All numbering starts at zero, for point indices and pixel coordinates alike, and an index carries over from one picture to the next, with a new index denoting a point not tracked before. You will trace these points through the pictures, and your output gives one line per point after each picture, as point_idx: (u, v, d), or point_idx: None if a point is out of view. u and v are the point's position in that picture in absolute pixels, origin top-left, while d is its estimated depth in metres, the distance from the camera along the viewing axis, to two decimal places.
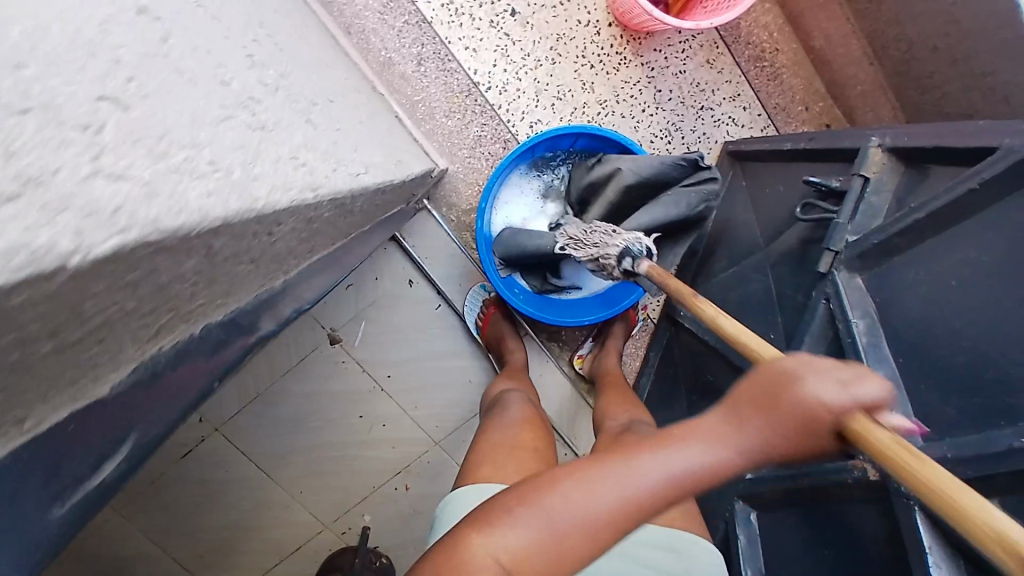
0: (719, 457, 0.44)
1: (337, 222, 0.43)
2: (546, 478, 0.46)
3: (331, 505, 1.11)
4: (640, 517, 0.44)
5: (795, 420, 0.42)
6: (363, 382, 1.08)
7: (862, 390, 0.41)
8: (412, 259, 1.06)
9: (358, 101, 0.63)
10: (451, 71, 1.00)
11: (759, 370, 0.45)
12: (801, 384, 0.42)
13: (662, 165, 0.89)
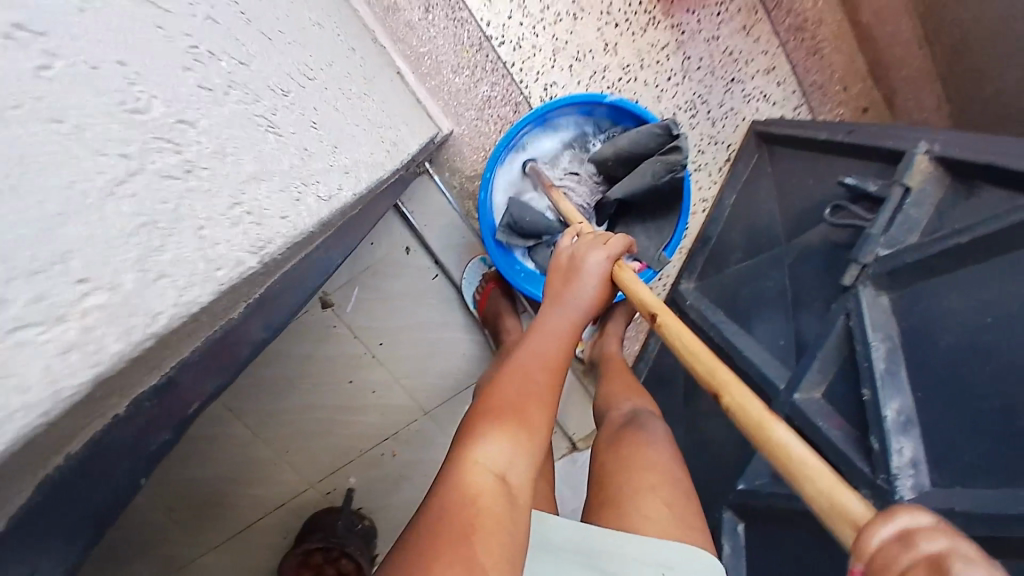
0: (572, 322, 0.60)
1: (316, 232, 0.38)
2: (483, 405, 0.51)
3: (319, 464, 1.10)
4: (556, 384, 0.54)
5: (592, 279, 0.64)
6: (354, 348, 1.04)
7: (610, 245, 0.66)
8: (411, 226, 1.00)
9: (354, 65, 0.56)
10: (462, 20, 0.91)
11: (554, 265, 0.67)
12: (586, 257, 0.65)
13: (637, 134, 0.86)
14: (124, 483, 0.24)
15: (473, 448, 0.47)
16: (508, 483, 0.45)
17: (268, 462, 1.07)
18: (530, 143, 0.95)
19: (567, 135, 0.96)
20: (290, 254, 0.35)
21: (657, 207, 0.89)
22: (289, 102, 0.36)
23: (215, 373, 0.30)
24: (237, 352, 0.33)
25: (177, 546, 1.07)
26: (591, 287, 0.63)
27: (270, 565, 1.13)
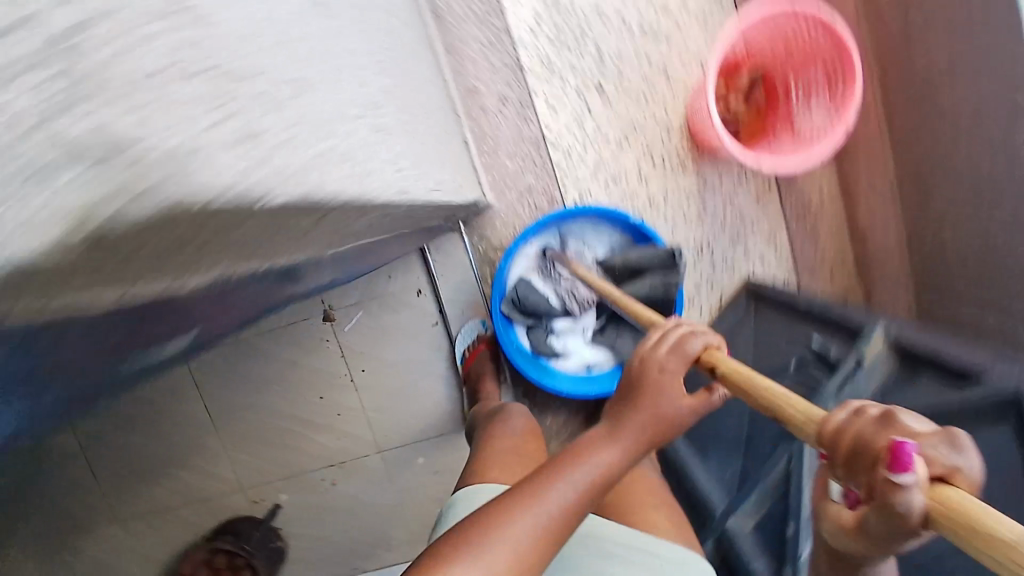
0: (619, 460, 0.50)
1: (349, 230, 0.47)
2: (473, 532, 0.48)
3: (254, 471, 1.19)
4: (566, 530, 0.49)
5: (661, 411, 0.51)
6: (337, 366, 1.14)
7: (691, 349, 0.52)
8: (428, 272, 1.10)
9: (436, 120, 0.67)
10: (526, 119, 1.06)
11: (628, 371, 0.53)
12: (666, 380, 0.51)
13: (646, 252, 0.97)
14: None
15: None
16: None
17: (211, 451, 1.19)
18: (552, 236, 1.05)
19: (587, 237, 1.05)
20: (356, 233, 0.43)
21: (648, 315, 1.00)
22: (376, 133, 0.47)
23: None
24: None
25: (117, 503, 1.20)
26: (658, 409, 0.51)
27: (178, 545, 1.22)
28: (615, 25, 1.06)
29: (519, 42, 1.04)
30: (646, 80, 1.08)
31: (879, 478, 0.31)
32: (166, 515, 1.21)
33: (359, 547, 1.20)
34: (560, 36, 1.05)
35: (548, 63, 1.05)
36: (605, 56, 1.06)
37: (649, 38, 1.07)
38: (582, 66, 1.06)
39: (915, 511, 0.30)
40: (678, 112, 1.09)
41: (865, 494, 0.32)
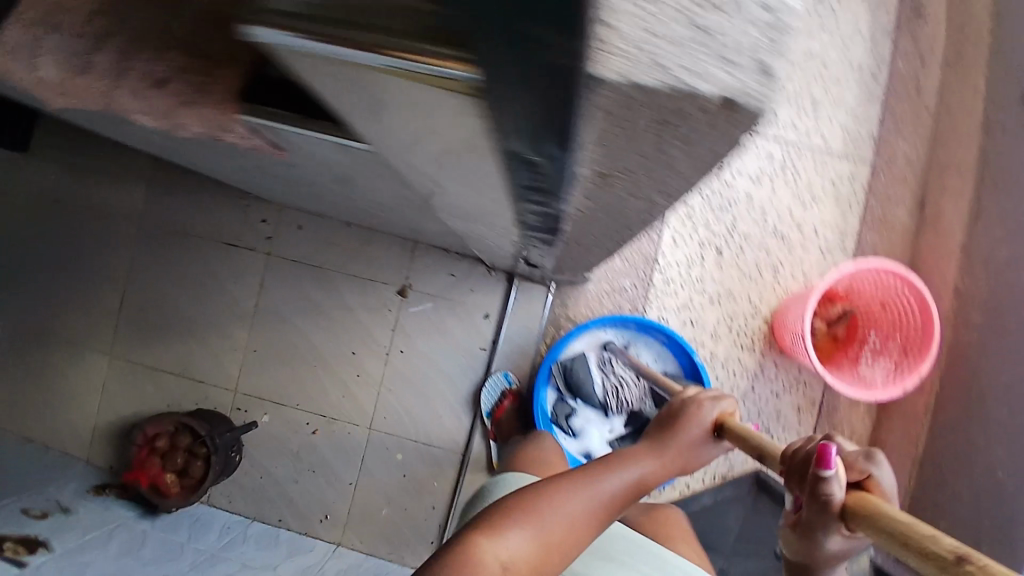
0: (649, 470, 0.65)
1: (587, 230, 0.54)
2: (528, 500, 0.62)
3: (256, 382, 1.26)
4: (603, 516, 0.63)
5: (685, 443, 0.68)
6: (383, 337, 1.24)
7: (713, 407, 0.70)
8: (503, 304, 1.20)
9: None
10: (648, 238, 1.16)
11: (664, 413, 0.72)
12: (689, 420, 0.69)
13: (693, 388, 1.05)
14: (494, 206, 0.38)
15: (502, 535, 0.59)
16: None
17: (234, 343, 1.27)
18: (621, 335, 1.13)
19: (649, 351, 1.13)
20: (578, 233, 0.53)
21: None
22: None
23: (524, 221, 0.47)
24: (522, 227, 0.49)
25: (129, 345, 1.31)
26: (685, 443, 0.68)
27: (155, 406, 1.29)
28: (759, 210, 1.16)
29: None
30: (759, 266, 1.16)
31: (815, 474, 0.48)
32: (162, 374, 1.29)
33: (300, 501, 1.25)
34: (712, 193, 1.17)
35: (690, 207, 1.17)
36: (737, 228, 1.16)
37: (779, 235, 1.16)
38: (715, 225, 1.16)
39: (838, 501, 0.47)
40: (770, 304, 1.16)
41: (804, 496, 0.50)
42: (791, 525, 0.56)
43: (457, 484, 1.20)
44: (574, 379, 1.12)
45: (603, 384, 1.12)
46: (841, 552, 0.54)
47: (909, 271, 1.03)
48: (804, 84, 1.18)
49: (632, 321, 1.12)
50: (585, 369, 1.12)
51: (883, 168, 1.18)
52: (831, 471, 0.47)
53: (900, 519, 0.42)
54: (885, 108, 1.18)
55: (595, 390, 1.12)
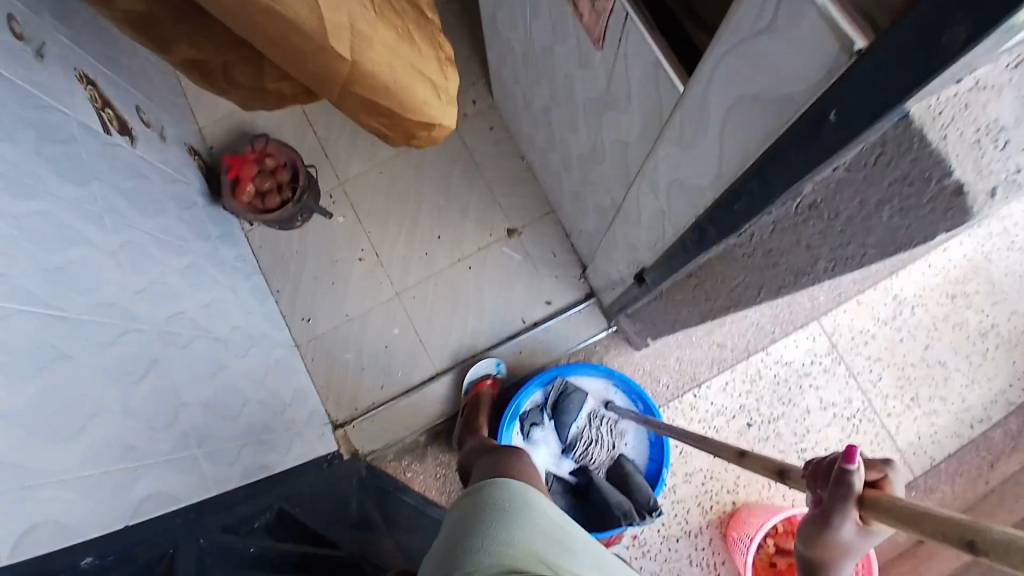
0: None
1: (729, 271, 0.62)
2: None
3: (357, 190, 1.37)
4: None
5: None
6: (468, 247, 1.33)
7: None
8: (568, 307, 1.28)
9: None
10: (709, 366, 1.24)
11: None
12: None
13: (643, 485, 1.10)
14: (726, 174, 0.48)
15: None
16: None
17: (371, 152, 1.38)
18: (625, 405, 1.19)
19: (631, 433, 1.19)
20: (722, 264, 0.62)
21: (589, 512, 1.10)
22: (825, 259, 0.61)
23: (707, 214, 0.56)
24: (697, 220, 0.59)
25: None
26: None
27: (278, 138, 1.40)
28: (803, 426, 1.21)
29: (768, 348, 1.23)
30: None
31: (837, 467, 0.48)
32: (303, 124, 1.40)
33: (301, 292, 1.34)
34: (783, 382, 1.23)
35: (758, 375, 1.23)
36: (776, 422, 1.22)
37: (801, 457, 1.20)
38: (765, 406, 1.22)
39: (858, 491, 0.47)
40: (747, 497, 1.19)
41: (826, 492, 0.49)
42: (800, 526, 0.53)
43: (413, 388, 1.28)
44: (564, 402, 1.17)
45: (581, 426, 1.18)
46: (859, 549, 0.51)
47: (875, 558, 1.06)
48: (918, 377, 1.22)
49: (641, 401, 1.17)
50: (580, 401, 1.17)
51: (919, 490, 1.18)
52: (854, 465, 0.47)
53: (920, 506, 0.42)
54: (962, 451, 1.20)
55: (571, 425, 1.17)
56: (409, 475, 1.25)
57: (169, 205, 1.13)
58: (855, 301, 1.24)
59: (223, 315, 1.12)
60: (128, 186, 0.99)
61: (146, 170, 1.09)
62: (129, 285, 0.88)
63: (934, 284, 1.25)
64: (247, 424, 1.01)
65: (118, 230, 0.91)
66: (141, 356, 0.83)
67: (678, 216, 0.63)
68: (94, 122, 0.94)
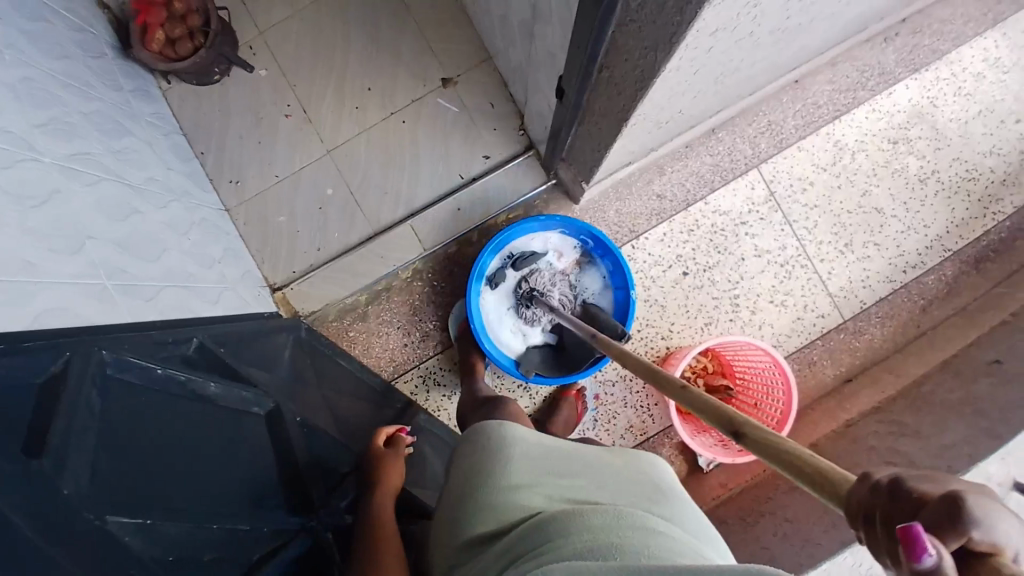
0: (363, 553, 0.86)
1: (630, 43, 0.59)
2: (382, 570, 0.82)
3: (280, 39, 1.28)
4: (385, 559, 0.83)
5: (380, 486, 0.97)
6: (400, 100, 1.27)
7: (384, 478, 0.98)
8: (508, 159, 1.26)
9: (683, 96, 0.84)
10: (648, 217, 1.24)
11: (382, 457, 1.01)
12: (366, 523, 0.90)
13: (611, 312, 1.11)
14: None
15: None
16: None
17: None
18: (579, 247, 1.20)
19: (591, 273, 1.21)
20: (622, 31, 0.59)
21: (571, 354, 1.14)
22: (729, 27, 0.58)
23: None
24: None
25: None
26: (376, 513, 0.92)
27: None
28: (738, 274, 1.24)
29: (705, 198, 1.24)
30: (700, 309, 1.23)
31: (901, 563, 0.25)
32: None
33: (228, 152, 1.28)
34: (720, 231, 1.24)
35: (696, 225, 1.24)
36: (711, 271, 1.24)
37: (735, 304, 1.23)
38: (701, 255, 1.24)
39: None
40: (681, 343, 1.23)
41: (882, 555, 0.27)
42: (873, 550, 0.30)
43: (351, 248, 1.26)
44: (525, 261, 1.17)
45: (543, 279, 1.19)
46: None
47: (792, 374, 1.04)
48: (853, 225, 1.24)
49: (592, 239, 1.18)
50: (536, 263, 1.19)
51: (848, 333, 1.23)
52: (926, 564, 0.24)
53: None
54: (892, 295, 1.23)
55: (535, 279, 1.18)
56: (351, 334, 1.26)
57: (74, 51, 1.05)
58: (796, 148, 1.25)
59: (138, 164, 1.06)
60: (29, 26, 0.93)
61: (46, 13, 1.01)
62: (33, 117, 0.83)
63: (877, 129, 1.25)
64: (172, 269, 0.99)
65: (16, 64, 0.85)
66: (41, 184, 0.79)
67: None
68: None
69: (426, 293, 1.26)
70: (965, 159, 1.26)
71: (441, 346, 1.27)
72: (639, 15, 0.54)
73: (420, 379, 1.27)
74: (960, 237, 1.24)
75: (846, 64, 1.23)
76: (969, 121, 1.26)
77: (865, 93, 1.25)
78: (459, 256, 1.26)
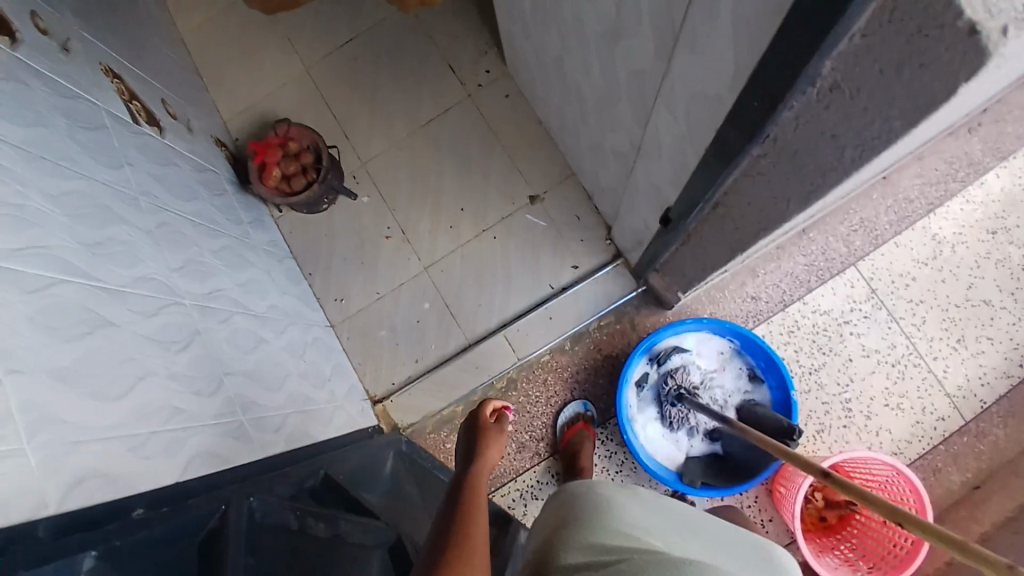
0: (443, 510, 0.72)
1: (754, 189, 0.62)
2: (466, 530, 0.68)
3: (379, 168, 1.40)
4: (470, 518, 0.69)
5: (473, 453, 0.85)
6: (490, 217, 1.34)
7: (480, 450, 0.86)
8: (597, 268, 1.30)
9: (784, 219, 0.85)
10: (744, 320, 1.24)
11: (482, 424, 0.91)
12: (454, 484, 0.78)
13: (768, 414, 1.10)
14: (743, 56, 0.48)
15: (456, 551, 0.64)
16: (476, 553, 0.65)
17: (393, 130, 1.41)
18: (723, 349, 1.21)
19: (738, 373, 1.21)
20: (740, 179, 0.61)
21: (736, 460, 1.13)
22: None
23: (723, 115, 0.55)
24: (717, 134, 0.58)
25: (328, 73, 1.45)
26: (469, 475, 0.79)
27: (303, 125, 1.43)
28: (847, 375, 1.20)
29: (803, 299, 1.23)
30: (808, 413, 1.19)
31: None
32: (327, 110, 1.43)
33: (331, 273, 1.37)
34: (822, 332, 1.22)
35: (795, 326, 1.22)
36: (817, 372, 1.21)
37: (847, 408, 1.19)
38: (804, 357, 1.21)
39: None
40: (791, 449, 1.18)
41: None
42: None
43: (448, 359, 1.30)
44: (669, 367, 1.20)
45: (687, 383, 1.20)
46: None
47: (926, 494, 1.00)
48: (963, 318, 1.20)
49: (737, 339, 1.19)
50: (680, 368, 1.21)
51: (972, 436, 1.15)
52: None
53: None
54: (1012, 392, 1.17)
55: (681, 384, 1.20)
56: (450, 446, 1.27)
57: (199, 190, 1.15)
58: (892, 244, 1.24)
59: (259, 293, 1.14)
60: (159, 172, 1.03)
61: (174, 157, 1.12)
62: (170, 261, 0.91)
63: (975, 220, 1.23)
64: (286, 394, 1.03)
65: (153, 211, 0.94)
66: (181, 327, 0.85)
67: (699, 137, 0.63)
68: (120, 111, 1.01)
69: (522, 402, 1.28)
70: None
71: (537, 457, 1.26)
72: (762, 164, 0.56)
73: (518, 493, 1.25)
74: None
75: (932, 158, 1.23)
76: None
77: (957, 184, 1.24)
78: (553, 363, 1.28)
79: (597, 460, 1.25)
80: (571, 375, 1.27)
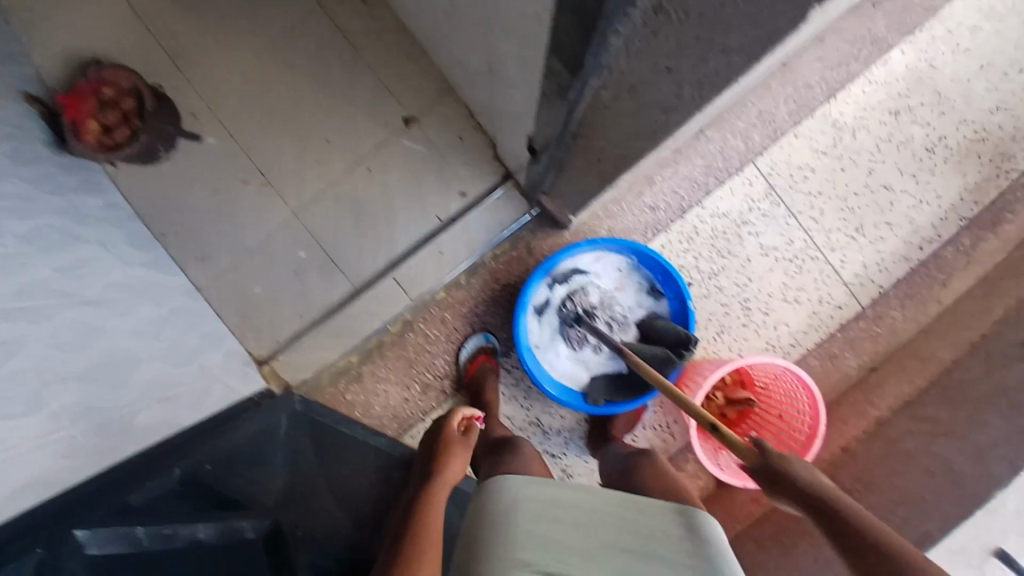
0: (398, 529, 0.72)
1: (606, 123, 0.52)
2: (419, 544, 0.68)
3: (224, 99, 1.19)
4: (425, 532, 0.70)
5: (438, 468, 0.84)
6: (361, 145, 1.18)
7: (446, 464, 0.84)
8: (486, 191, 1.18)
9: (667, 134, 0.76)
10: (644, 232, 1.17)
11: (448, 435, 0.89)
12: (412, 500, 0.78)
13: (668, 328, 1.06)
14: None
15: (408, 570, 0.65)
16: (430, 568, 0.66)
17: (235, 52, 1.19)
18: (621, 265, 1.15)
19: (639, 288, 1.16)
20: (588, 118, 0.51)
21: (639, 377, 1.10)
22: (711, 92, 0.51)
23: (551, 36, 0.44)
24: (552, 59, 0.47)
25: None
26: (432, 490, 0.79)
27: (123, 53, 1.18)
28: (747, 276, 1.17)
29: (703, 202, 1.17)
30: (710, 319, 1.17)
31: None
32: (150, 34, 1.18)
33: (187, 228, 1.19)
34: (722, 235, 1.17)
35: (695, 233, 1.17)
36: (717, 277, 1.17)
37: (746, 307, 1.17)
38: (704, 262, 1.17)
39: None
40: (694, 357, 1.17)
41: None
42: None
43: (336, 308, 1.19)
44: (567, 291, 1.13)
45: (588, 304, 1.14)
46: None
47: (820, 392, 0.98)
48: (862, 207, 1.18)
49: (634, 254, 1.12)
50: (579, 290, 1.14)
51: (868, 321, 1.16)
52: None
53: None
54: (906, 275, 1.17)
55: (581, 307, 1.14)
56: (350, 398, 1.20)
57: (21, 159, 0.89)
58: (792, 134, 1.17)
59: (95, 271, 0.95)
60: None
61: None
62: None
63: (876, 101, 1.17)
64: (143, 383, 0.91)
65: None
66: None
67: (537, 62, 0.51)
68: None
69: (421, 342, 1.20)
70: (970, 120, 1.18)
71: (444, 396, 1.21)
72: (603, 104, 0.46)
73: None
74: (975, 202, 1.17)
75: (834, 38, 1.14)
76: (970, 79, 1.17)
77: (860, 64, 1.16)
78: (450, 300, 1.19)
79: (505, 390, 1.21)
80: (470, 310, 1.20)
